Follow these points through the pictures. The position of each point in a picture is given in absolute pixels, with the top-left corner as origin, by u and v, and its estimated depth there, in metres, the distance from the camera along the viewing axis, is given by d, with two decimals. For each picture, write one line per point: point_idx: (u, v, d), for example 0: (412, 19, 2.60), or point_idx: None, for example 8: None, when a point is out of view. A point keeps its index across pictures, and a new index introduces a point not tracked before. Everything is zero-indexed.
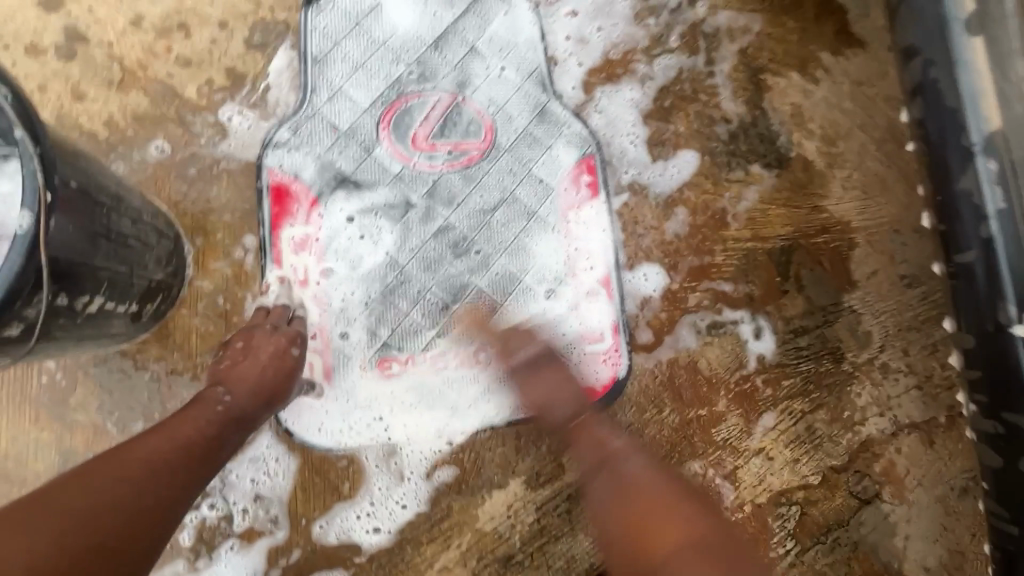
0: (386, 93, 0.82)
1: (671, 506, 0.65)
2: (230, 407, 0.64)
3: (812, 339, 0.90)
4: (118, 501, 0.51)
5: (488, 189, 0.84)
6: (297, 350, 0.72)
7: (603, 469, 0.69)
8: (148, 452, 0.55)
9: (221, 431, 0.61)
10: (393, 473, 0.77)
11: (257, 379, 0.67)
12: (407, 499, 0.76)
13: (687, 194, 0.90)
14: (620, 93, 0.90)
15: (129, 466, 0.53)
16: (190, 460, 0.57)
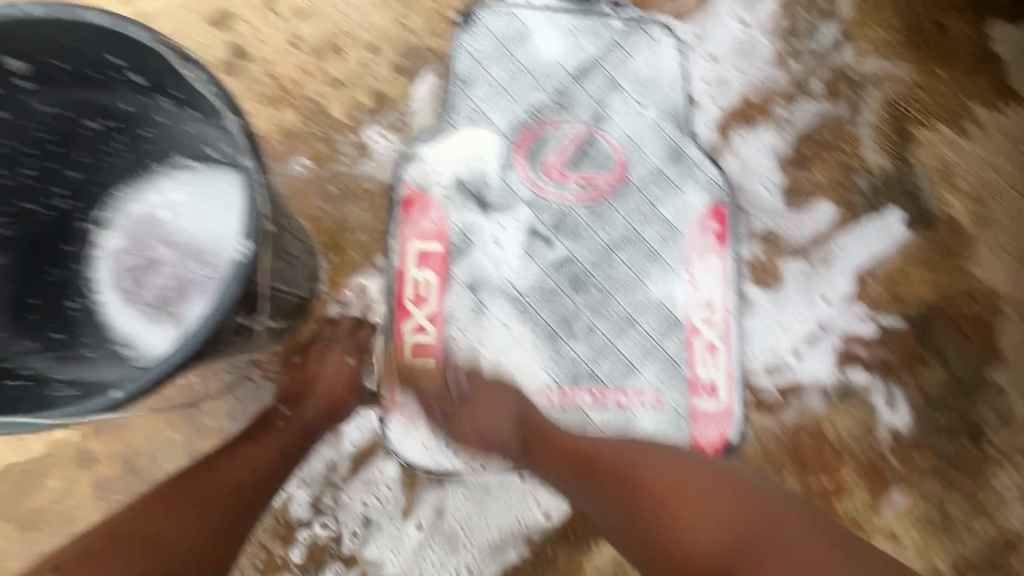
0: (523, 120, 0.82)
1: (707, 482, 0.56)
2: (294, 421, 0.62)
3: (951, 414, 0.83)
4: (179, 539, 0.48)
5: (614, 224, 0.82)
6: (353, 359, 0.69)
7: (621, 488, 0.57)
8: (216, 481, 0.53)
9: (286, 445, 0.60)
10: (470, 532, 0.73)
11: (324, 390, 0.65)
12: (471, 566, 0.72)
13: (821, 247, 0.85)
14: (756, 137, 0.87)
15: (197, 500, 0.50)
16: (255, 486, 0.55)
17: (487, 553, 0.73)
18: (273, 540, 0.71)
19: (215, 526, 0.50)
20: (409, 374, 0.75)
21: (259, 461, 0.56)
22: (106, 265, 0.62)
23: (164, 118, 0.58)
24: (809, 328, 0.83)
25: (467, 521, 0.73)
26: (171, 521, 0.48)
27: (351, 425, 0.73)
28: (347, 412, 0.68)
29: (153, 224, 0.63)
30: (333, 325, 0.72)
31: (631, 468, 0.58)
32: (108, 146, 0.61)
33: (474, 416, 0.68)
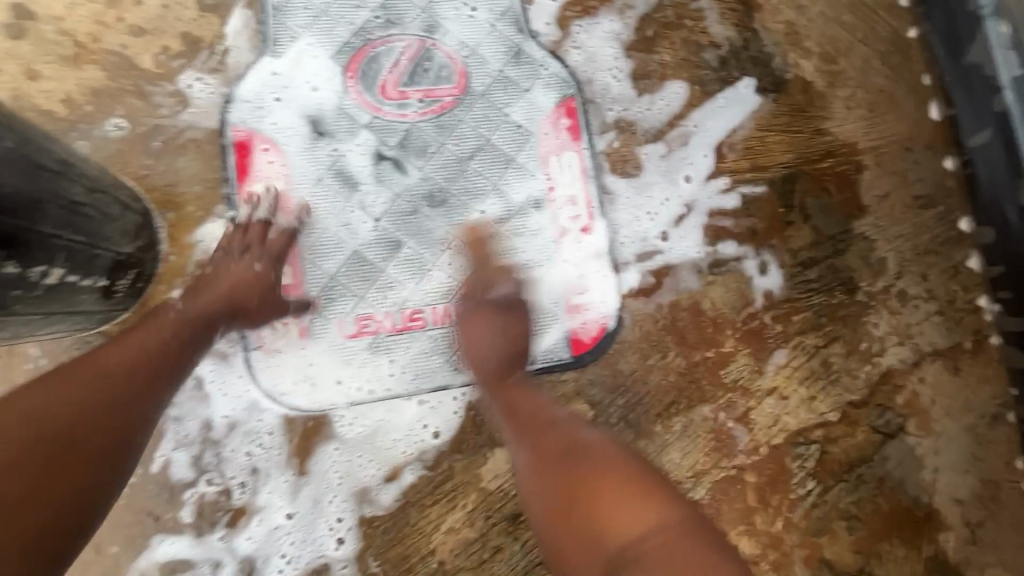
0: (350, 42, 0.78)
1: (657, 515, 0.51)
2: (193, 310, 0.61)
3: (821, 270, 0.86)
4: (71, 407, 0.47)
5: (463, 136, 0.80)
6: (261, 265, 0.68)
7: (568, 450, 0.57)
8: (114, 361, 0.52)
9: (185, 331, 0.59)
10: (348, 477, 0.72)
11: (232, 282, 0.65)
12: (342, 513, 0.72)
13: (677, 127, 0.85)
14: (598, 26, 0.85)
15: (81, 379, 0.49)
16: (153, 363, 0.54)
17: (379, 486, 0.73)
18: (159, 506, 0.70)
19: (123, 382, 0.51)
20: (274, 319, 0.74)
21: (168, 338, 0.57)
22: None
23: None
24: (675, 209, 0.83)
25: (346, 470, 0.72)
26: (55, 394, 0.48)
27: (217, 385, 0.71)
28: (257, 316, 0.67)
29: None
30: (244, 234, 0.69)
31: (580, 458, 0.56)
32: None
33: (479, 339, 0.71)
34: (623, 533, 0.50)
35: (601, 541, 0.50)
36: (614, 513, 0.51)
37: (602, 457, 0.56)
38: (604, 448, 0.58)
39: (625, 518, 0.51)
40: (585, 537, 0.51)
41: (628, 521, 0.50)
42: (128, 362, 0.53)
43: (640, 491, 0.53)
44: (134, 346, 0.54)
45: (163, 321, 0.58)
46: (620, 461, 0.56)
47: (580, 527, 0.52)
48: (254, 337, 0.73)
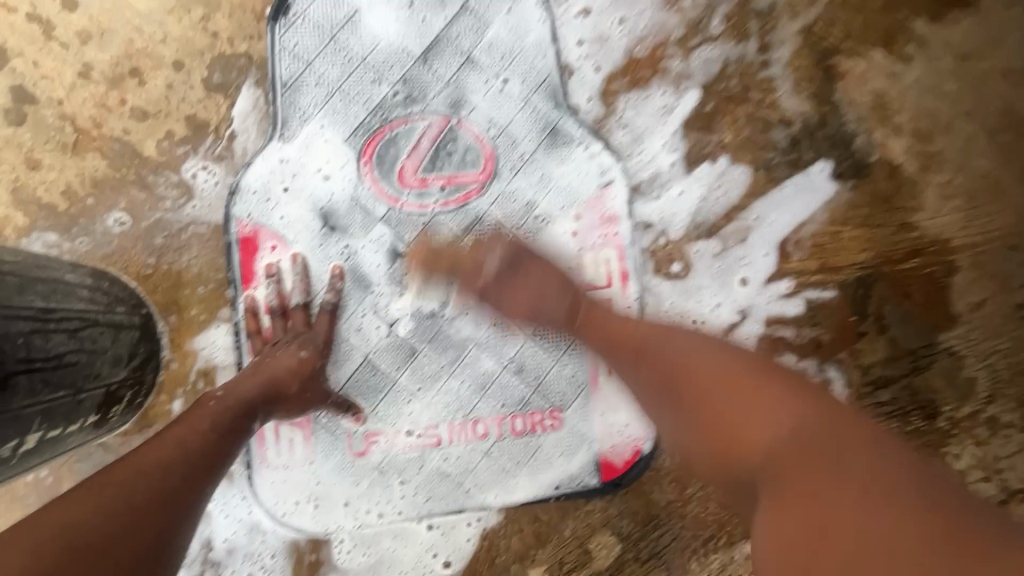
0: (366, 123, 0.70)
1: (791, 422, 0.48)
2: (228, 399, 0.57)
3: (896, 390, 0.74)
4: (93, 519, 0.43)
5: (488, 228, 0.71)
6: (307, 352, 0.64)
7: (677, 401, 0.55)
8: (144, 465, 0.48)
9: (220, 424, 0.55)
10: None
11: (271, 372, 0.61)
12: None
13: (734, 219, 0.74)
14: (648, 100, 0.74)
15: (111, 488, 0.45)
16: (185, 465, 0.50)
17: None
18: None
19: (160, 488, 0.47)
20: (277, 433, 0.68)
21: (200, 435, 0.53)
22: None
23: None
24: (726, 315, 0.73)
25: None
26: (77, 511, 0.43)
27: (218, 504, 0.68)
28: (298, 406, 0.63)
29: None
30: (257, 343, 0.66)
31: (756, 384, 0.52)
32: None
33: (532, 295, 0.66)
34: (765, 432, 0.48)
35: (744, 439, 0.49)
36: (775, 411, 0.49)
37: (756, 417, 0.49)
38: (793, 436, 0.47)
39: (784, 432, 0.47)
40: (719, 445, 0.50)
41: (760, 426, 0.49)
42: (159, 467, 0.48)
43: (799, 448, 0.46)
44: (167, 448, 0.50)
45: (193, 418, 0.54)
46: (726, 365, 0.55)
47: (721, 453, 0.50)
48: (255, 452, 0.68)
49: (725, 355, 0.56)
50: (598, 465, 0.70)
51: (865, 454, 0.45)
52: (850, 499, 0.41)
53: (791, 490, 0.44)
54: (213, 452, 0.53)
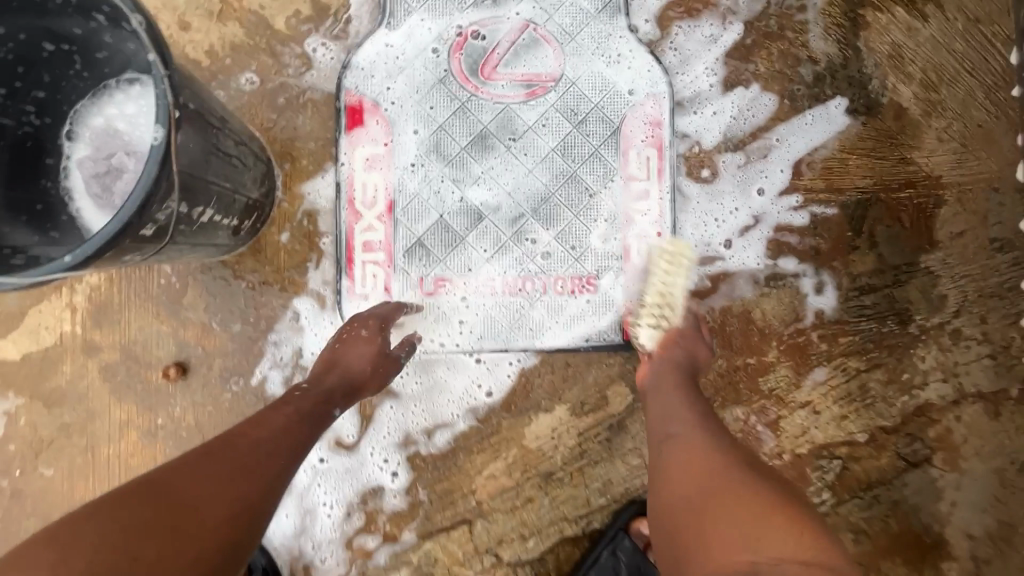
0: (457, 20, 0.83)
1: (754, 495, 0.53)
2: (309, 392, 0.68)
3: (877, 298, 0.87)
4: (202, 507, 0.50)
5: (551, 121, 0.85)
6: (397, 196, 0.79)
7: (690, 420, 0.63)
8: (243, 443, 0.57)
9: (305, 410, 0.66)
10: (400, 424, 0.84)
11: (349, 366, 0.73)
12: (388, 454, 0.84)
13: (758, 140, 0.87)
14: (697, 29, 0.86)
15: (215, 461, 0.54)
16: (278, 443, 0.59)
17: (435, 427, 0.84)
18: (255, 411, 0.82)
19: (251, 463, 0.55)
20: (364, 269, 0.83)
21: (284, 418, 0.62)
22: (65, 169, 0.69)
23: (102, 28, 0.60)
24: (742, 219, 0.86)
25: (399, 419, 0.84)
26: (190, 473, 0.52)
27: (307, 323, 0.83)
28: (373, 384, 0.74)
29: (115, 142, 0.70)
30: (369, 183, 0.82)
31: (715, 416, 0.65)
32: (67, 66, 0.67)
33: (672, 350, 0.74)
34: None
35: (708, 546, 0.51)
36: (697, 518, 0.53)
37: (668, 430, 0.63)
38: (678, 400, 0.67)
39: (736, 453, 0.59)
40: (689, 526, 0.53)
41: (735, 537, 0.49)
42: (258, 451, 0.57)
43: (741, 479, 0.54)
44: (263, 430, 0.60)
45: (279, 408, 0.64)
46: (745, 479, 0.55)
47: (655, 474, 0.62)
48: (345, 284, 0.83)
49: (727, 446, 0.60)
50: (621, 326, 0.85)
51: (753, 513, 0.51)
52: (741, 518, 0.51)
53: (724, 527, 0.50)
54: (301, 433, 0.62)
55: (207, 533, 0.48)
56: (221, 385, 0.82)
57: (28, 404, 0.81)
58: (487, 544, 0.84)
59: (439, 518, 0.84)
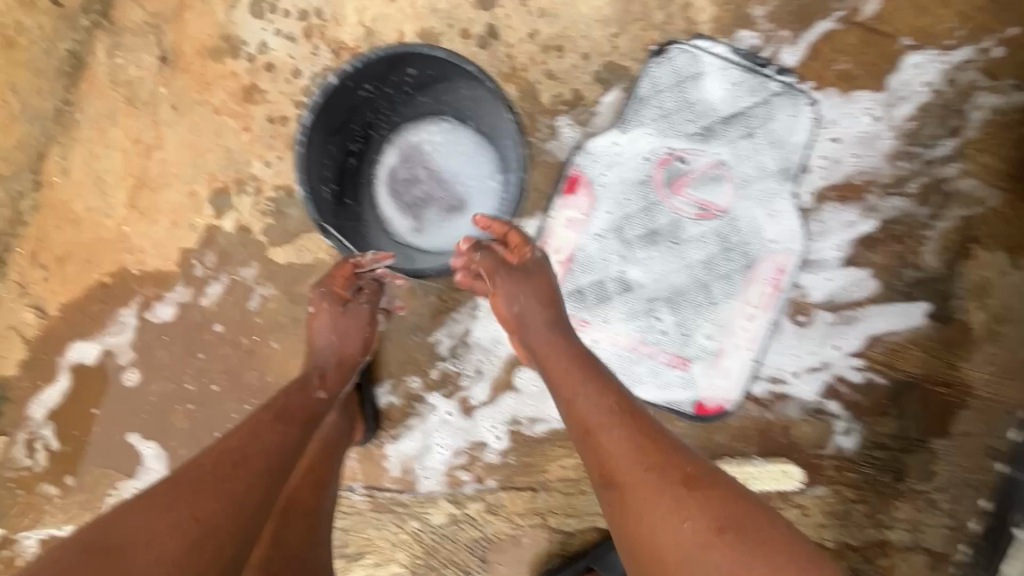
0: (671, 142, 1.08)
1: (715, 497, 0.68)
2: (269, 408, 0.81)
3: (886, 454, 1.14)
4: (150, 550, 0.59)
5: (707, 240, 1.10)
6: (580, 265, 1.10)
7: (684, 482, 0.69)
8: (229, 453, 0.71)
9: (282, 445, 0.77)
10: (513, 407, 1.14)
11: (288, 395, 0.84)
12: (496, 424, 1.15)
13: (851, 309, 1.12)
14: (842, 213, 1.10)
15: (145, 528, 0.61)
16: (236, 510, 0.67)
17: (538, 419, 1.15)
18: (424, 360, 1.14)
19: (197, 535, 0.62)
20: None
21: (235, 451, 0.72)
22: (385, 170, 1.01)
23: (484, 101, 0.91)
24: (813, 361, 1.13)
25: (515, 403, 1.14)
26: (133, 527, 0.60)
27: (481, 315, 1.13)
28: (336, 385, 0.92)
29: (428, 165, 1.00)
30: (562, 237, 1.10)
31: (589, 358, 0.86)
32: (421, 106, 0.98)
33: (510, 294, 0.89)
34: (653, 536, 0.67)
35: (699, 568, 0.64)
36: (650, 511, 0.68)
37: (613, 443, 0.74)
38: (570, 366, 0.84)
39: (634, 399, 0.81)
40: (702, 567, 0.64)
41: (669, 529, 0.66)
42: (237, 458, 0.71)
43: (655, 439, 0.74)
44: (230, 463, 0.70)
45: (265, 436, 0.76)
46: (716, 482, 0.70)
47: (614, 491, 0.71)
48: None
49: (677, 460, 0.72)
50: (695, 403, 1.13)
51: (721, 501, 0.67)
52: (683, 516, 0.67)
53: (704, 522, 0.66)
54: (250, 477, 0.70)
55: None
56: (410, 333, 1.14)
57: (277, 296, 1.12)
58: (541, 508, 1.16)
59: (519, 478, 1.15)
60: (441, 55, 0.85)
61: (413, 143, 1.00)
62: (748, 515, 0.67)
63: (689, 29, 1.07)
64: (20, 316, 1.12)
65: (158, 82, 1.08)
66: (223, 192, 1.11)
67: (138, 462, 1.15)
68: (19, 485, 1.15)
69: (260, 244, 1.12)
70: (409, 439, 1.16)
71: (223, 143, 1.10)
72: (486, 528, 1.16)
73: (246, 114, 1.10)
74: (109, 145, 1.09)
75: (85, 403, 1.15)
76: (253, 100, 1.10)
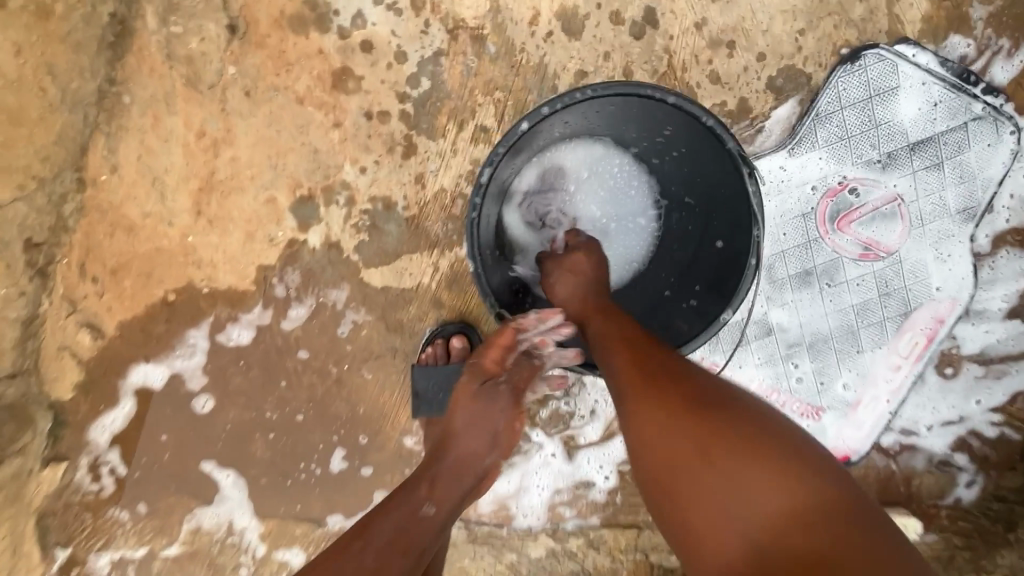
0: (846, 170, 0.92)
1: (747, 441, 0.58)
2: (400, 511, 0.70)
3: (1004, 506, 1.10)
4: None
5: (864, 284, 0.97)
6: None
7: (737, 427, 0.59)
8: (336, 572, 0.62)
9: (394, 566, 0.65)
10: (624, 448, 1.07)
11: (418, 499, 0.72)
12: (605, 466, 1.07)
13: (1002, 363, 1.02)
14: (1019, 260, 0.97)
15: None
16: None
17: None
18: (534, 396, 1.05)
19: None
20: None
21: (357, 559, 0.64)
22: (546, 215, 0.90)
23: (701, 144, 0.81)
24: (951, 414, 1.05)
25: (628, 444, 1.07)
26: None
27: None
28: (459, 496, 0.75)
29: (594, 209, 0.91)
30: None
31: (687, 377, 0.65)
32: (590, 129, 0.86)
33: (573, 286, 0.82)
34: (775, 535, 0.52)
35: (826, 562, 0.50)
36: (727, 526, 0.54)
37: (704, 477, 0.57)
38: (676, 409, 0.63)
39: (700, 377, 0.65)
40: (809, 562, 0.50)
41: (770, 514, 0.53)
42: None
43: (750, 440, 0.57)
44: (348, 570, 0.63)
45: (386, 543, 0.66)
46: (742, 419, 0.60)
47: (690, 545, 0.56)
48: None
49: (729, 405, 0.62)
50: None
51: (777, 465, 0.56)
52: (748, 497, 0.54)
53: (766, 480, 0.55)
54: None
55: None
56: None
57: (371, 322, 0.98)
58: (643, 547, 1.11)
59: (623, 516, 1.10)
60: (669, 94, 0.77)
61: (582, 183, 0.90)
62: (894, 559, 0.52)
63: (890, 30, 0.88)
64: (72, 335, 0.96)
65: (229, 59, 0.87)
66: (308, 200, 0.92)
67: (216, 490, 1.06)
68: (86, 510, 1.06)
69: (352, 264, 0.95)
70: (505, 480, 1.08)
71: (309, 141, 0.90)
72: (585, 561, 1.11)
73: (336, 105, 0.89)
74: (166, 137, 0.89)
75: (153, 429, 1.03)
76: (345, 88, 0.88)
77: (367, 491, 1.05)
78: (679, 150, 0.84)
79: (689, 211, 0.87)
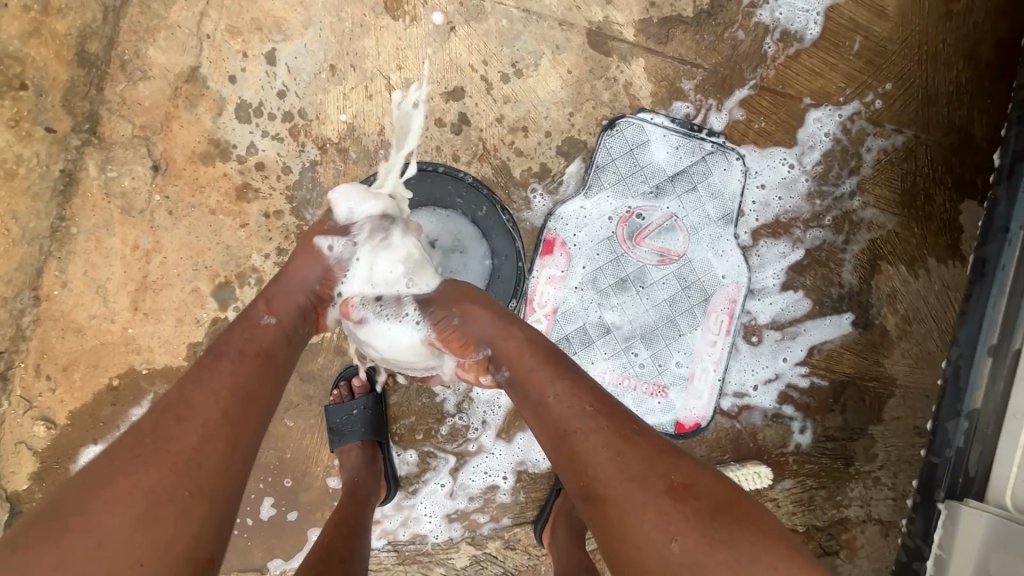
0: (628, 202, 1.25)
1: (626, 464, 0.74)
2: (271, 325, 0.85)
3: (836, 444, 1.33)
4: (146, 485, 0.67)
5: (667, 282, 1.27)
6: (563, 317, 1.25)
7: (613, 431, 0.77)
8: (196, 394, 0.74)
9: (263, 350, 0.82)
10: (517, 450, 1.26)
11: (267, 316, 0.86)
12: (503, 469, 1.26)
13: (793, 326, 1.32)
14: (776, 246, 1.30)
15: (142, 472, 0.68)
16: (228, 411, 0.74)
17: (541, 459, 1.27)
18: (434, 419, 1.25)
19: (186, 463, 0.69)
20: None
21: (216, 377, 0.77)
22: None
23: (477, 197, 1.19)
24: (768, 373, 1.31)
25: (522, 448, 1.27)
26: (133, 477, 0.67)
27: None
28: (291, 321, 0.88)
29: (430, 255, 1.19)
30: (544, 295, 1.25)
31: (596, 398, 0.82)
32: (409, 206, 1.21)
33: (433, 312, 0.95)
34: (624, 513, 0.71)
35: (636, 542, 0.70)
36: (637, 516, 0.70)
37: (593, 447, 0.75)
38: (543, 387, 0.82)
39: (604, 411, 0.79)
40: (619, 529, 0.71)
41: (625, 511, 0.71)
42: (211, 395, 0.75)
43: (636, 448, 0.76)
44: (211, 386, 0.76)
45: (232, 352, 0.80)
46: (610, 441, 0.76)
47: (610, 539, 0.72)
48: None
49: (596, 424, 0.77)
50: (676, 424, 1.28)
51: (630, 482, 0.73)
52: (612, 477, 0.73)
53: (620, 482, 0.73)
54: (229, 401, 0.75)
55: (182, 505, 0.67)
56: (417, 397, 1.25)
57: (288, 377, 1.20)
58: None
59: (529, 513, 1.27)
60: (439, 167, 1.18)
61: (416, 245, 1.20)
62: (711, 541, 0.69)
63: (633, 105, 1.25)
64: (29, 430, 1.14)
65: (154, 189, 1.15)
66: (225, 286, 1.17)
67: None
68: None
69: None
70: (391, 517, 1.25)
71: (222, 241, 1.17)
72: (506, 562, 1.26)
73: (240, 212, 1.17)
74: (107, 254, 1.14)
75: None
76: (246, 198, 1.17)
77: (300, 530, 1.22)
78: (474, 205, 1.20)
79: (500, 248, 1.20)
